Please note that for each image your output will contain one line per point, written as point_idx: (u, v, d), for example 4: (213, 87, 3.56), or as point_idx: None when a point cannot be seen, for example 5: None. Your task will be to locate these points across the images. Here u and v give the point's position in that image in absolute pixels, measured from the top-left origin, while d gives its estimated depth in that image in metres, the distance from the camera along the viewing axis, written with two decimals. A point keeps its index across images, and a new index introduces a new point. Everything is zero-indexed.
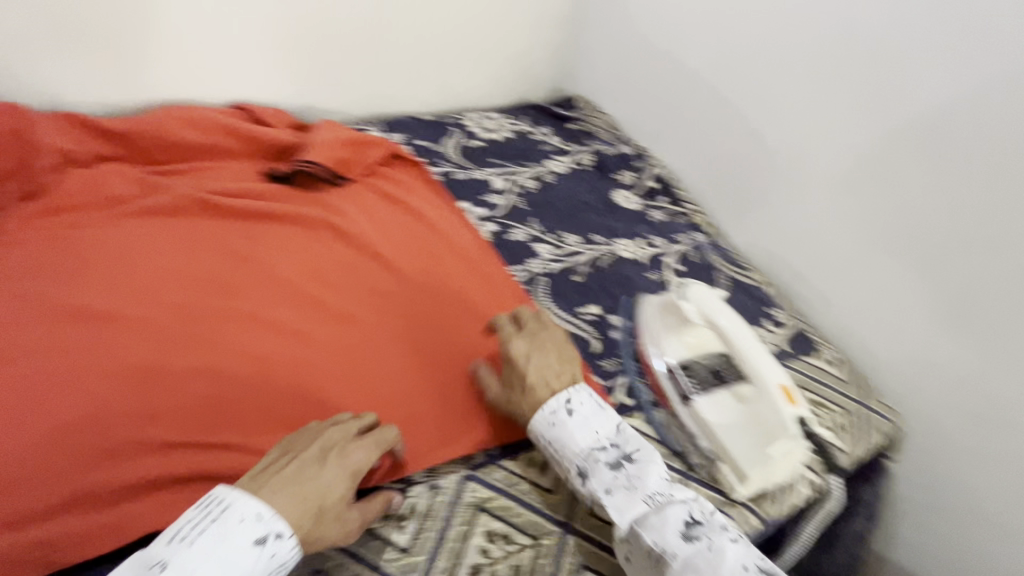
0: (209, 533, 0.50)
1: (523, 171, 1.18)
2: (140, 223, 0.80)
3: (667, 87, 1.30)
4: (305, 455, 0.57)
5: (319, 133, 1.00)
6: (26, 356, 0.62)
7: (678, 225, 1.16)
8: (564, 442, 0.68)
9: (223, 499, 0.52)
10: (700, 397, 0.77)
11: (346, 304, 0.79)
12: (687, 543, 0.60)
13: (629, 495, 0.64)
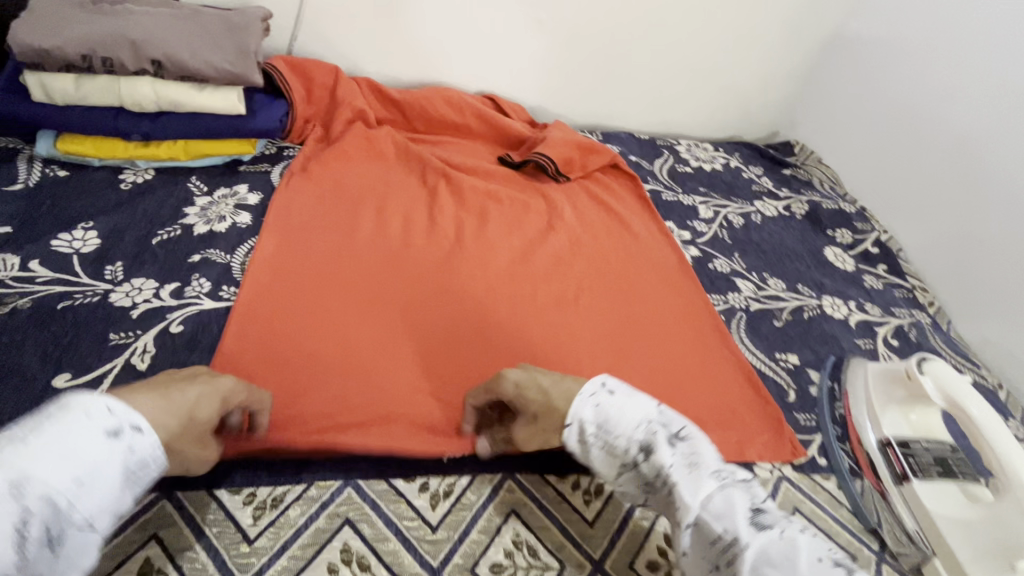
0: (44, 433, 0.38)
1: (732, 206, 1.19)
2: (406, 189, 1.01)
3: (915, 148, 1.17)
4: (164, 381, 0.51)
5: (551, 132, 1.13)
6: (320, 260, 0.84)
7: (898, 298, 1.04)
8: (614, 422, 0.54)
9: (58, 400, 0.41)
10: (922, 481, 0.67)
11: (546, 286, 0.90)
12: (757, 530, 0.46)
13: (692, 475, 0.51)
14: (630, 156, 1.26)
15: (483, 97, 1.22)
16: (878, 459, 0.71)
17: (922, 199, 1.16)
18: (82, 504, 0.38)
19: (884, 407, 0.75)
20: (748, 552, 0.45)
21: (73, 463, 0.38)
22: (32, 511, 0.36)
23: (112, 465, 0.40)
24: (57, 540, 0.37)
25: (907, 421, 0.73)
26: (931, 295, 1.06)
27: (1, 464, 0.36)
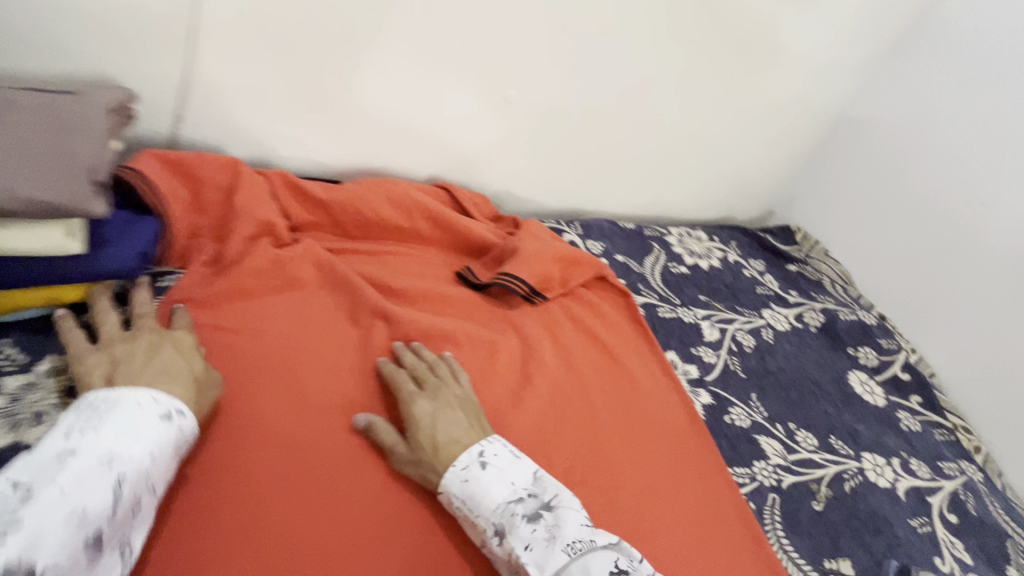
0: (106, 421, 0.45)
1: (739, 319, 0.99)
2: (331, 335, 0.73)
3: (941, 253, 1.03)
4: (131, 359, 0.53)
5: (524, 241, 0.91)
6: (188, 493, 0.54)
7: (941, 445, 0.87)
8: (477, 499, 0.56)
9: (101, 397, 0.47)
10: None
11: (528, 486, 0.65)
12: None
13: (548, 547, 0.51)
14: (616, 255, 1.05)
15: (437, 186, 0.98)
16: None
17: (952, 314, 1.01)
18: (154, 472, 0.45)
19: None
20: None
21: (141, 438, 0.45)
22: (120, 477, 0.42)
23: (168, 445, 0.47)
24: (136, 506, 0.44)
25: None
26: (973, 437, 0.90)
27: (88, 445, 0.43)
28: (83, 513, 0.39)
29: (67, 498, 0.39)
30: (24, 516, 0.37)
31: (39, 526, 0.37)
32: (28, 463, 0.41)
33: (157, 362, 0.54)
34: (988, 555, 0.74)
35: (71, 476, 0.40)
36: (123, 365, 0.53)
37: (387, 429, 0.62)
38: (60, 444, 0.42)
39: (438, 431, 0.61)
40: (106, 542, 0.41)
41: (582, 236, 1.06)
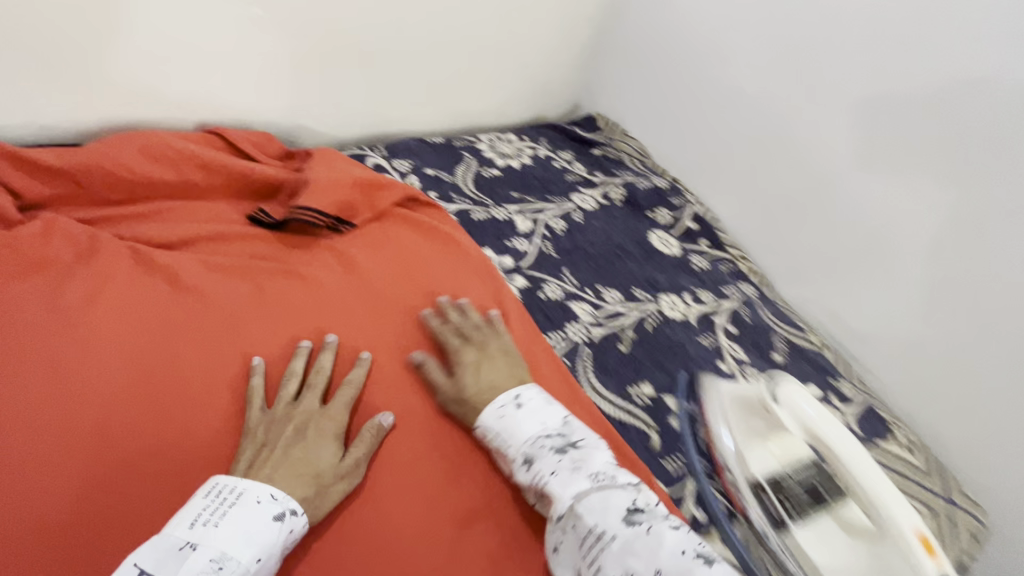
0: (228, 516, 0.48)
1: (550, 207, 1.05)
2: (102, 305, 0.67)
3: (706, 112, 1.15)
4: (281, 436, 0.58)
5: (314, 171, 0.86)
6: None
7: (725, 275, 1.01)
8: (511, 433, 0.61)
9: (232, 484, 0.51)
10: (802, 526, 0.60)
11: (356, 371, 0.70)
12: (626, 526, 0.51)
13: (572, 475, 0.56)
14: (426, 169, 1.04)
15: (205, 132, 0.90)
16: (752, 501, 0.64)
17: (721, 160, 1.14)
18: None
19: (749, 441, 0.66)
20: (616, 547, 0.50)
21: (251, 542, 0.47)
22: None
23: (279, 546, 0.49)
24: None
25: (758, 455, 0.65)
26: (750, 262, 1.06)
27: (205, 545, 0.46)
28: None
29: None
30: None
31: None
32: (158, 549, 0.45)
33: (294, 455, 0.56)
34: (760, 350, 0.90)
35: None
36: (268, 448, 0.57)
37: (372, 440, 0.62)
38: (184, 537, 0.46)
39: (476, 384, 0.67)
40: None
41: (387, 158, 1.04)
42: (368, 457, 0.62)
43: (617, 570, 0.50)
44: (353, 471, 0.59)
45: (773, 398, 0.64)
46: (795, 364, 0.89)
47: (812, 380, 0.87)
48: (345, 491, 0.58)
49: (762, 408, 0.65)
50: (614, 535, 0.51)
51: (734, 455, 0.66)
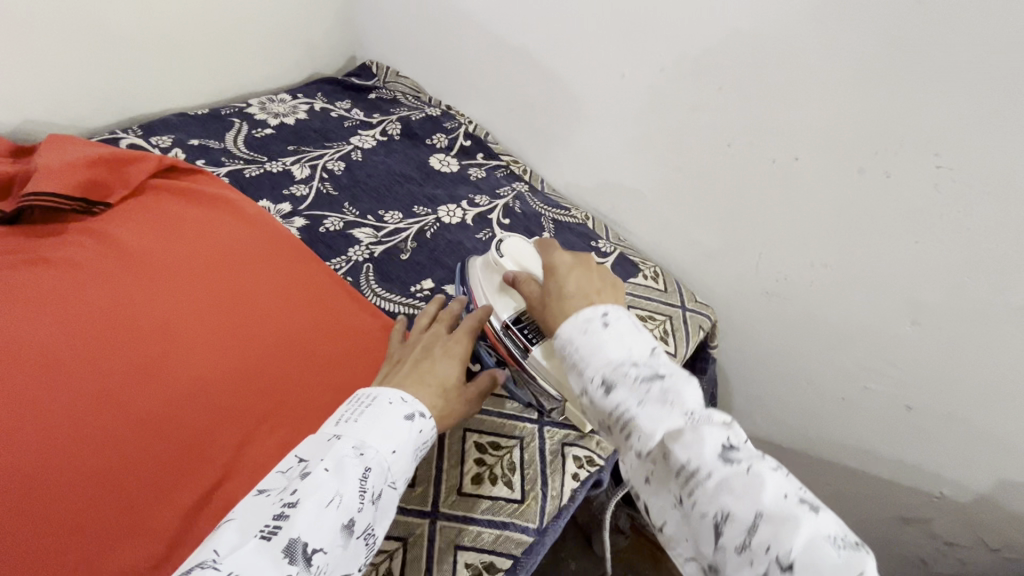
0: (365, 416, 0.55)
1: (328, 153, 1.10)
2: None
3: (448, 37, 1.19)
4: (412, 356, 0.67)
5: (47, 158, 0.85)
6: None
7: (500, 178, 1.13)
8: (592, 354, 0.55)
9: (369, 393, 0.59)
10: (540, 344, 0.68)
11: (138, 323, 0.74)
12: (724, 463, 0.45)
13: (662, 408, 0.49)
14: (190, 141, 1.04)
15: None
16: (506, 342, 0.71)
17: (473, 78, 1.20)
18: (394, 468, 0.54)
19: (495, 297, 0.74)
20: (710, 484, 0.45)
21: (388, 436, 0.55)
22: (368, 470, 0.52)
23: (410, 442, 0.56)
24: (379, 498, 0.53)
25: (504, 303, 0.73)
26: (523, 164, 1.18)
27: (348, 436, 0.53)
28: (340, 502, 0.49)
29: (330, 483, 0.49)
30: (302, 495, 0.48)
31: (304, 518, 0.47)
32: (314, 443, 0.54)
33: (422, 371, 0.64)
34: (530, 231, 1.03)
35: (333, 459, 0.51)
36: (401, 365, 0.65)
37: (485, 384, 0.68)
38: (332, 431, 0.54)
39: (568, 286, 0.63)
40: (354, 529, 0.50)
41: (145, 137, 1.03)
42: (479, 394, 0.68)
43: (711, 507, 0.44)
44: (469, 399, 0.66)
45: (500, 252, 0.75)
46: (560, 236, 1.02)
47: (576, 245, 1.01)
48: (460, 413, 0.65)
49: (496, 265, 0.75)
50: (710, 474, 0.45)
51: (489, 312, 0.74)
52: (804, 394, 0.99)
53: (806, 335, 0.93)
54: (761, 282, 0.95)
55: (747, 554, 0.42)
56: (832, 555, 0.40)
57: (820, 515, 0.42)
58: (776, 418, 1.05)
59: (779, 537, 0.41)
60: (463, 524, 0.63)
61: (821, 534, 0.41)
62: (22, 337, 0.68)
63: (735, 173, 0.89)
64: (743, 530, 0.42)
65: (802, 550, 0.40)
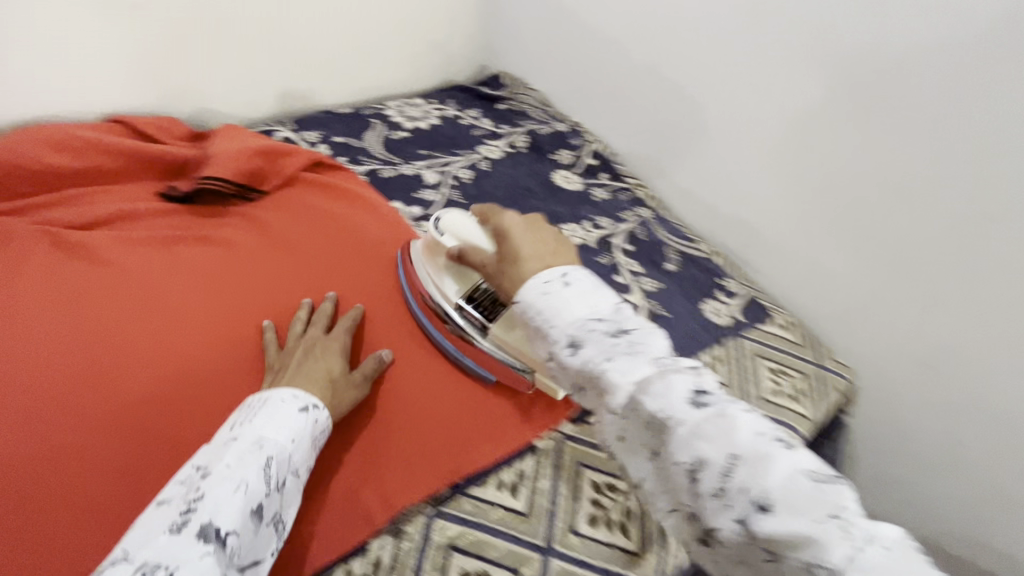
0: (261, 415, 0.56)
1: (457, 160, 1.12)
2: (25, 283, 0.74)
3: (586, 57, 1.19)
4: (294, 359, 0.67)
5: (220, 145, 0.92)
6: None
7: (624, 202, 1.10)
8: (556, 312, 0.48)
9: (262, 396, 0.59)
10: (496, 324, 0.72)
11: (278, 309, 0.78)
12: (694, 407, 0.42)
13: (632, 359, 0.45)
14: (334, 138, 1.10)
15: (112, 122, 0.94)
16: (460, 321, 0.73)
17: (607, 97, 1.18)
18: (297, 456, 0.56)
19: (438, 275, 0.76)
20: (681, 433, 0.42)
21: (284, 427, 0.56)
22: (269, 458, 0.52)
23: (306, 431, 0.58)
24: (285, 486, 0.54)
25: (451, 280, 0.75)
26: (648, 189, 1.14)
27: (245, 434, 0.54)
28: (247, 488, 0.49)
29: (234, 475, 0.49)
30: (206, 489, 0.48)
31: (214, 503, 0.47)
32: (208, 449, 0.54)
33: (310, 367, 0.65)
34: (654, 261, 0.99)
35: (234, 456, 0.51)
36: (284, 369, 0.66)
37: (376, 365, 0.69)
38: (228, 435, 0.54)
39: (522, 248, 0.54)
40: (263, 515, 0.50)
41: (297, 131, 1.10)
42: (373, 378, 0.69)
43: (684, 455, 0.42)
44: (364, 382, 0.68)
45: (440, 231, 0.74)
46: (686, 271, 0.98)
47: (702, 282, 0.97)
48: (356, 399, 0.66)
49: (438, 243, 0.75)
50: (681, 423, 0.42)
51: (437, 290, 0.76)
52: (951, 488, 0.85)
53: (968, 419, 0.81)
54: (917, 348, 0.85)
55: (723, 495, 0.40)
56: (837, 490, 0.37)
57: (824, 471, 0.39)
58: (906, 509, 0.92)
59: (755, 477, 0.39)
60: (577, 568, 0.60)
61: (800, 466, 0.39)
62: (189, 315, 0.75)
63: (905, 227, 0.81)
64: (717, 471, 0.40)
65: (780, 485, 0.38)
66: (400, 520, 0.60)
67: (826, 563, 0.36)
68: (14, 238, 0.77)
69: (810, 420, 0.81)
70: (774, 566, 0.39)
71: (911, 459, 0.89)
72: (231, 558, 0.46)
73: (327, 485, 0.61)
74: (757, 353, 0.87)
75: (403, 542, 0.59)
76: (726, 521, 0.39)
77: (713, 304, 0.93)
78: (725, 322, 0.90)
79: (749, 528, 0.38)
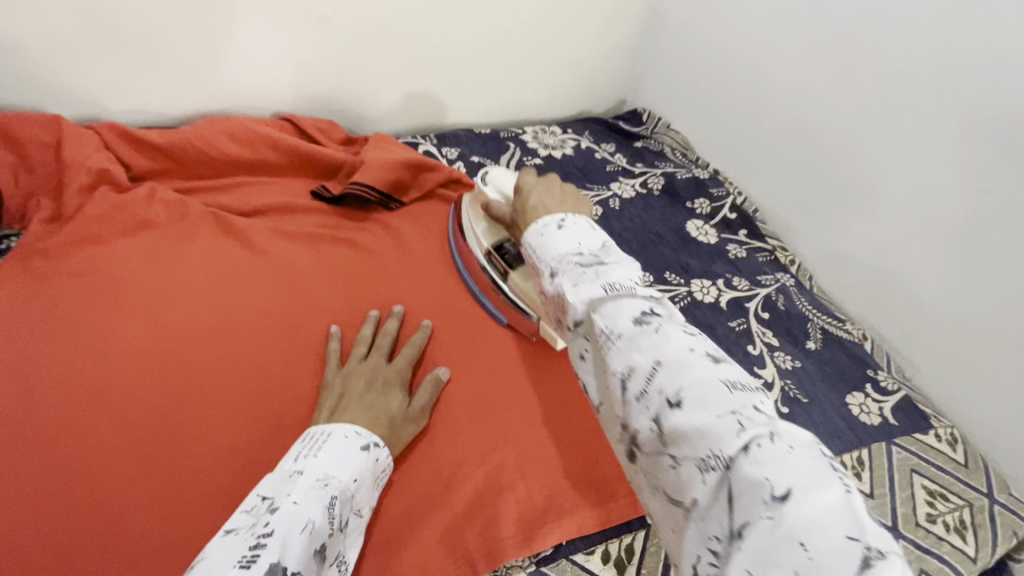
0: (325, 451, 0.54)
1: (588, 194, 1.09)
2: (191, 260, 0.79)
3: (745, 107, 1.14)
4: (355, 389, 0.65)
5: (370, 153, 0.96)
6: (100, 398, 0.66)
7: (763, 264, 1.01)
8: (543, 249, 0.54)
9: (323, 429, 0.58)
10: (516, 272, 0.77)
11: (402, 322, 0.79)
12: (634, 324, 0.44)
13: (588, 281, 0.48)
14: (472, 157, 1.12)
15: (282, 119, 1.01)
16: (486, 264, 0.81)
17: (762, 150, 1.12)
18: (358, 496, 0.55)
19: (477, 223, 0.84)
20: (620, 344, 0.44)
21: (347, 465, 0.54)
22: (335, 497, 0.51)
23: (367, 471, 0.56)
24: (345, 526, 0.53)
25: (485, 229, 0.83)
26: (791, 254, 1.04)
27: (310, 469, 0.52)
28: (315, 527, 0.47)
29: (302, 511, 0.47)
30: (276, 525, 0.45)
31: (282, 540, 0.44)
32: (271, 480, 0.51)
33: (370, 400, 0.64)
34: (793, 336, 0.89)
35: (300, 492, 0.49)
36: (347, 397, 0.64)
37: (434, 390, 0.69)
38: (291, 467, 0.52)
39: (530, 198, 0.66)
40: (324, 556, 0.49)
41: (438, 145, 1.12)
42: (430, 405, 0.68)
43: (620, 365, 0.44)
44: (420, 416, 0.66)
45: (485, 182, 0.82)
46: (830, 354, 0.87)
47: (849, 371, 0.86)
48: (414, 433, 0.65)
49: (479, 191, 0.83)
50: (619, 335, 0.44)
51: (472, 233, 0.84)
52: None
53: None
54: None
55: (644, 399, 0.42)
56: (750, 396, 0.39)
57: (768, 412, 0.39)
58: None
59: (672, 380, 0.40)
60: None
61: (717, 378, 0.40)
62: (325, 316, 0.78)
63: None
64: (644, 378, 0.42)
65: (692, 386, 0.40)
66: (501, 570, 0.59)
67: (721, 453, 0.37)
68: (187, 217, 0.83)
69: (972, 561, 0.68)
70: (675, 473, 0.39)
71: None
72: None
73: (428, 518, 0.60)
74: (908, 466, 0.75)
75: None
76: (643, 421, 0.41)
77: (859, 398, 0.82)
78: (874, 423, 0.79)
79: (661, 426, 0.40)
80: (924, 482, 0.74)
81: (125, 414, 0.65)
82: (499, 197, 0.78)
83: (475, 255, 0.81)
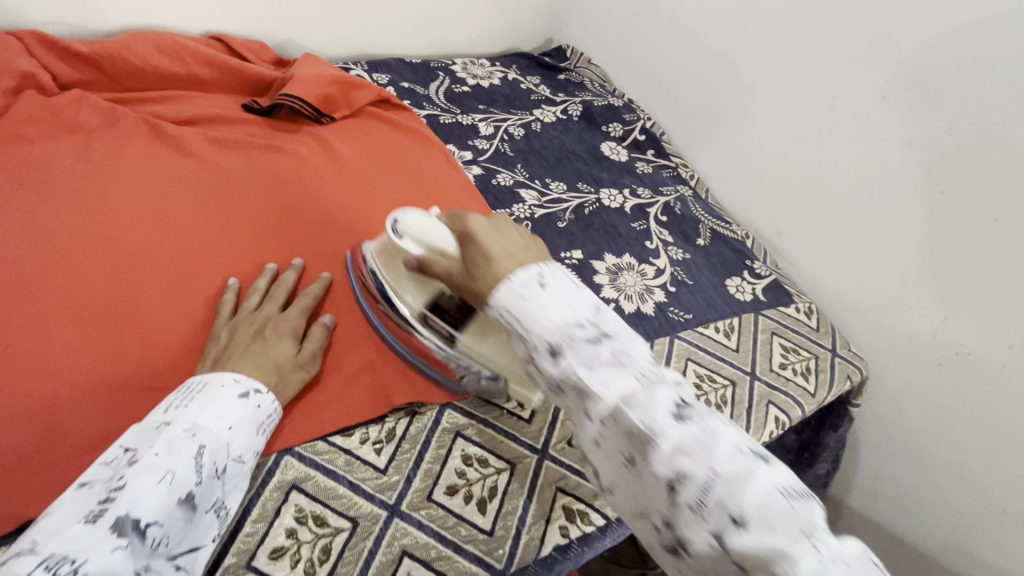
0: (196, 400, 0.52)
1: (512, 118, 1.18)
2: (125, 161, 0.83)
3: (650, 36, 1.25)
4: (242, 338, 0.62)
5: (300, 69, 1.00)
6: (38, 267, 0.68)
7: (666, 178, 1.13)
8: (531, 317, 0.50)
9: (200, 379, 0.55)
10: (464, 333, 0.64)
11: (334, 215, 0.86)
12: (677, 424, 0.44)
13: (614, 371, 0.47)
14: (401, 83, 1.18)
15: (210, 39, 1.04)
16: (422, 330, 0.66)
17: (667, 79, 1.23)
18: (237, 442, 0.52)
19: (398, 283, 0.67)
20: (663, 446, 0.43)
21: (222, 412, 0.52)
22: (203, 447, 0.49)
23: (250, 418, 0.54)
24: (222, 473, 0.50)
25: (413, 289, 0.66)
26: (690, 170, 1.18)
27: (178, 420, 0.50)
28: (173, 478, 0.45)
29: (160, 463, 0.46)
30: (129, 478, 0.44)
31: (133, 493, 0.43)
32: (137, 432, 0.49)
33: (252, 352, 0.60)
34: (685, 234, 1.02)
35: (163, 443, 0.47)
36: (231, 347, 0.61)
37: (323, 336, 0.67)
38: (158, 419, 0.50)
39: (491, 248, 0.56)
40: (196, 504, 0.47)
41: (369, 71, 1.18)
42: (322, 351, 0.66)
43: (664, 468, 0.43)
44: (311, 361, 0.64)
45: (399, 231, 0.64)
46: (715, 247, 1.01)
47: (730, 260, 0.99)
48: (305, 379, 0.63)
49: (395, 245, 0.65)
50: (666, 435, 0.43)
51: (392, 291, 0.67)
52: (942, 472, 0.92)
53: (967, 411, 0.86)
54: (933, 350, 0.89)
55: (702, 509, 0.41)
56: (808, 508, 0.40)
57: (823, 517, 0.40)
58: (895, 480, 1.00)
59: (733, 493, 0.40)
60: (567, 472, 0.65)
61: (772, 485, 0.41)
62: (258, 208, 0.84)
63: (939, 225, 0.84)
64: (698, 487, 0.41)
65: (755, 503, 0.40)
66: (417, 404, 0.67)
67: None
68: (119, 122, 0.87)
69: (811, 395, 0.83)
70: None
71: (907, 443, 0.96)
72: (153, 548, 0.43)
73: (354, 371, 0.67)
74: (770, 329, 0.90)
75: (415, 421, 0.65)
76: (702, 535, 0.41)
77: (735, 280, 0.96)
78: (745, 298, 0.94)
79: (723, 539, 0.40)
80: (781, 341, 0.89)
81: (61, 283, 0.68)
82: (425, 250, 0.62)
83: (404, 319, 0.66)
